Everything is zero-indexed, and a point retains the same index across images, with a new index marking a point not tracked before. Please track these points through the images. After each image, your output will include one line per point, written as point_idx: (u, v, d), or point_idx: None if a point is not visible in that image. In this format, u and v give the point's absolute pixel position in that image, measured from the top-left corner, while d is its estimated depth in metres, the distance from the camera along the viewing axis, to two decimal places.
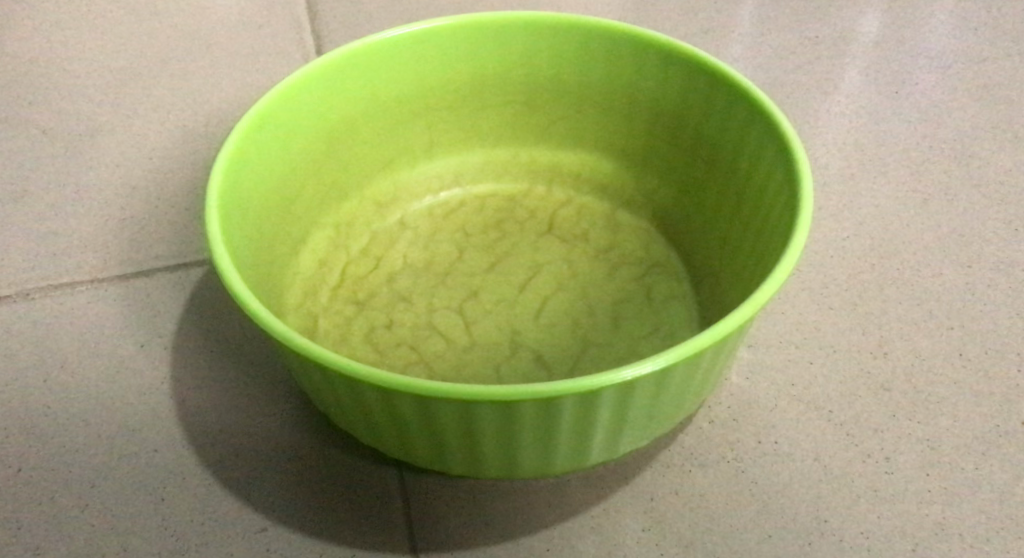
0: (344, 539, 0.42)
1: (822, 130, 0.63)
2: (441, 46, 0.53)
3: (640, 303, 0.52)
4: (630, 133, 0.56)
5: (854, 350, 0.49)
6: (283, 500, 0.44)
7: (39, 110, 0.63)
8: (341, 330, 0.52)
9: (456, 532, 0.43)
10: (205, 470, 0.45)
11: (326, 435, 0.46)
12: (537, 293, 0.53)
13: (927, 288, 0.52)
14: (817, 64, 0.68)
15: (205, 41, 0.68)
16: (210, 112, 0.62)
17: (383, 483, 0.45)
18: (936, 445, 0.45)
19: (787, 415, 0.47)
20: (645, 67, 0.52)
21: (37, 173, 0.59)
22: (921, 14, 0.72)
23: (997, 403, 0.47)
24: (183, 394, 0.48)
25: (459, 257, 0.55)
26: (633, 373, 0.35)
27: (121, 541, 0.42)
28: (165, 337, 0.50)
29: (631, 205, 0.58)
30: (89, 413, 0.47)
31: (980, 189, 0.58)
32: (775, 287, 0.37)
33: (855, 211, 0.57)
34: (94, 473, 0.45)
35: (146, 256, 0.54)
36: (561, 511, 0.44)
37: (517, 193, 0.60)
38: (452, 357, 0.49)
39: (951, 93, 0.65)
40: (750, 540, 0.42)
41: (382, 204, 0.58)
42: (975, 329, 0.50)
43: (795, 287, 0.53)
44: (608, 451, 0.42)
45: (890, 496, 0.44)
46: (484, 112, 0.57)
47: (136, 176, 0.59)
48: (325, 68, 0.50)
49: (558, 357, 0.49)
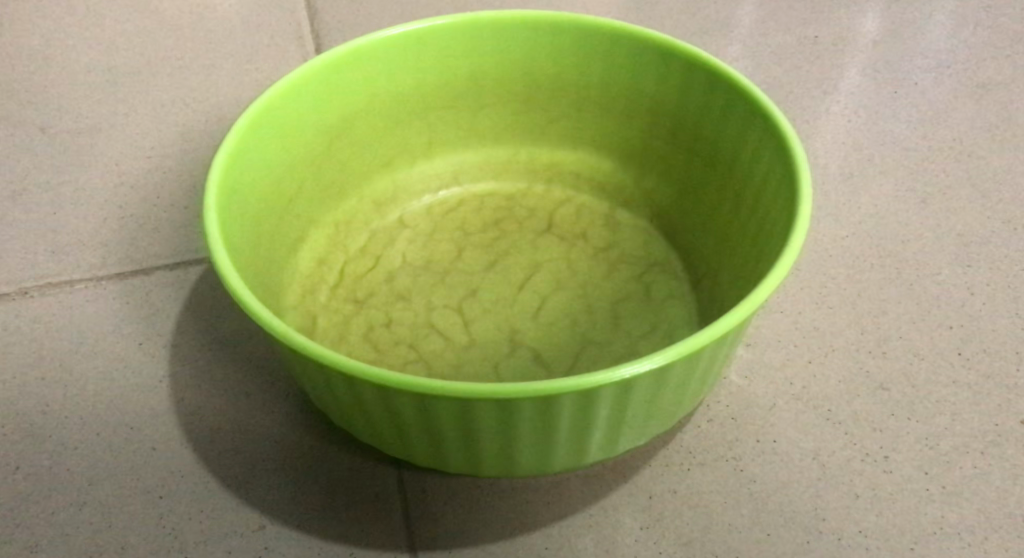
0: (341, 538, 0.42)
1: (822, 130, 0.62)
2: (440, 46, 0.53)
3: (640, 301, 0.52)
4: (629, 131, 0.56)
5: (852, 349, 0.49)
6: (280, 498, 0.44)
7: (41, 110, 0.63)
8: (340, 329, 0.52)
9: (455, 531, 0.43)
10: (202, 467, 0.45)
11: (323, 434, 0.46)
12: (536, 291, 0.53)
13: (926, 287, 0.52)
14: (816, 63, 0.68)
15: (206, 42, 0.69)
16: (211, 113, 0.63)
17: (381, 481, 0.44)
18: (936, 444, 0.45)
19: (786, 414, 0.46)
20: (644, 65, 0.52)
21: (38, 173, 0.59)
22: (920, 14, 0.72)
23: (996, 402, 0.47)
24: (182, 392, 0.48)
25: (458, 256, 0.55)
26: (632, 372, 0.34)
27: (118, 538, 0.42)
28: (164, 337, 0.50)
29: (631, 204, 0.58)
30: (87, 411, 0.47)
31: (980, 188, 0.57)
32: (776, 284, 0.36)
33: (854, 210, 0.57)
34: (92, 470, 0.45)
35: (146, 256, 0.55)
36: (558, 509, 0.43)
37: (517, 193, 0.60)
38: (450, 355, 0.49)
39: (951, 93, 0.64)
40: (748, 539, 0.42)
41: (381, 203, 0.59)
42: (975, 327, 0.50)
43: (794, 286, 0.53)
44: (608, 451, 0.40)
45: (889, 495, 0.43)
46: (483, 112, 0.58)
47: (137, 176, 0.59)
48: (324, 67, 0.50)
49: (557, 356, 0.49)
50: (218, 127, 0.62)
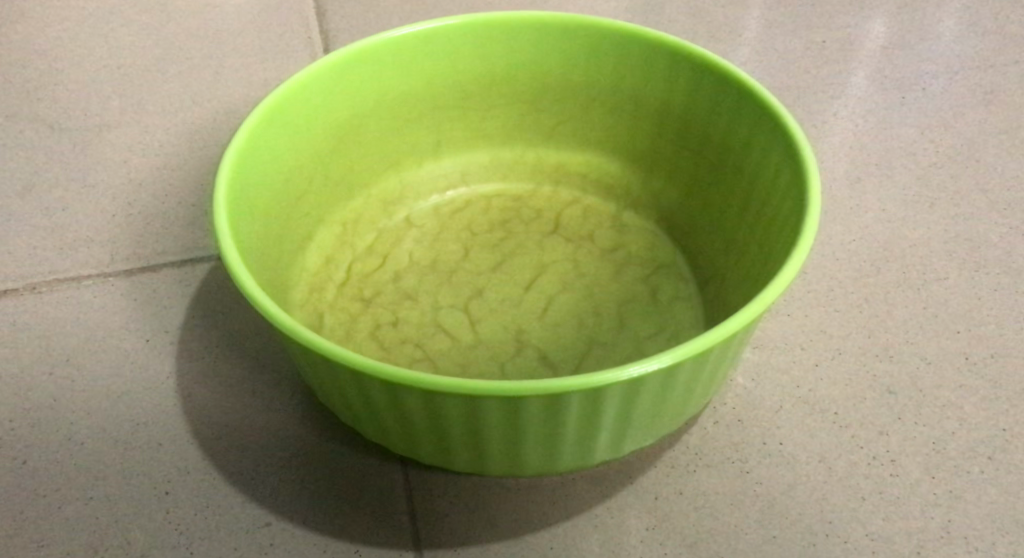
0: (346, 536, 0.42)
1: (829, 134, 0.62)
2: (450, 45, 0.54)
3: (646, 304, 0.52)
4: (637, 133, 0.56)
5: (858, 353, 0.49)
6: (285, 495, 0.44)
7: (49, 107, 0.64)
8: (347, 327, 0.52)
9: (458, 530, 0.43)
10: (207, 463, 0.45)
11: (328, 431, 0.46)
12: (542, 292, 0.53)
13: (932, 292, 0.52)
14: (823, 68, 0.68)
15: (214, 40, 0.69)
16: (218, 112, 0.63)
17: (385, 480, 0.44)
18: (942, 448, 0.45)
19: (792, 416, 0.46)
20: (653, 66, 0.52)
21: (45, 169, 0.60)
22: (928, 20, 0.72)
23: (1003, 407, 0.46)
24: (188, 388, 0.48)
25: (464, 256, 0.56)
26: (640, 371, 0.34)
27: (123, 534, 0.42)
28: (171, 333, 0.51)
29: (637, 206, 0.58)
30: (94, 406, 0.47)
31: (988, 194, 0.57)
32: (784, 287, 0.36)
33: (862, 214, 0.57)
34: (97, 466, 0.45)
35: (153, 252, 0.55)
36: (563, 509, 0.43)
37: (524, 193, 0.60)
38: (455, 355, 0.49)
39: (958, 99, 0.64)
40: (754, 540, 0.42)
41: (389, 202, 0.59)
42: (982, 333, 0.50)
43: (800, 289, 0.52)
44: (614, 451, 0.40)
45: (896, 499, 0.43)
46: (491, 112, 0.58)
47: (144, 173, 0.59)
48: (333, 65, 0.50)
49: (563, 356, 0.49)
50: (226, 126, 0.62)
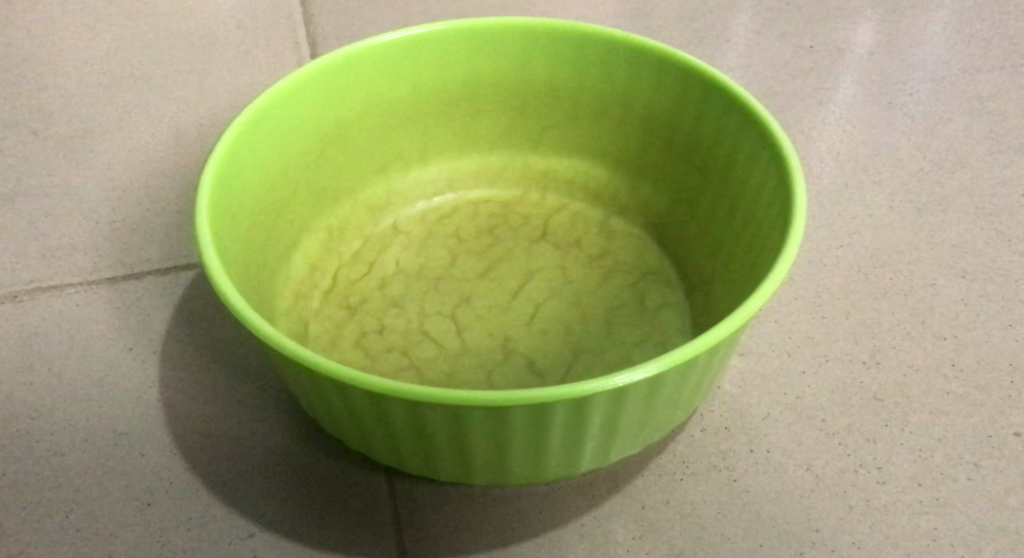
0: (332, 547, 0.42)
1: (817, 140, 0.63)
2: (437, 50, 0.53)
3: (634, 310, 0.52)
4: (624, 139, 0.56)
5: (845, 360, 0.49)
6: (270, 506, 0.43)
7: (33, 112, 0.63)
8: (333, 335, 0.51)
9: (444, 541, 0.42)
10: (191, 473, 0.44)
11: (313, 441, 0.46)
12: (529, 299, 0.53)
13: (919, 298, 0.52)
14: (811, 73, 0.68)
15: (201, 44, 0.68)
16: (204, 117, 0.63)
17: (371, 489, 0.44)
18: (929, 455, 0.45)
19: (779, 424, 0.46)
20: (640, 73, 0.52)
21: (28, 175, 0.59)
22: (914, 26, 0.72)
23: (990, 413, 0.47)
24: (171, 396, 0.47)
25: (451, 263, 0.55)
26: (626, 380, 0.34)
27: (106, 545, 0.42)
28: (154, 341, 0.50)
29: (625, 212, 0.58)
30: (76, 415, 0.47)
31: (975, 201, 0.58)
32: (770, 294, 0.36)
33: (849, 220, 0.57)
34: (80, 476, 0.44)
35: (137, 259, 0.54)
36: (549, 518, 0.43)
37: (511, 199, 0.60)
38: (442, 363, 0.49)
39: (944, 105, 0.65)
40: (741, 549, 0.42)
41: (375, 208, 0.58)
42: (968, 340, 0.50)
43: (788, 296, 0.52)
44: (601, 460, 0.40)
45: (883, 506, 0.43)
46: (478, 118, 0.58)
47: (129, 178, 0.59)
48: (318, 71, 0.50)
49: (550, 364, 0.49)
50: (213, 131, 0.62)
